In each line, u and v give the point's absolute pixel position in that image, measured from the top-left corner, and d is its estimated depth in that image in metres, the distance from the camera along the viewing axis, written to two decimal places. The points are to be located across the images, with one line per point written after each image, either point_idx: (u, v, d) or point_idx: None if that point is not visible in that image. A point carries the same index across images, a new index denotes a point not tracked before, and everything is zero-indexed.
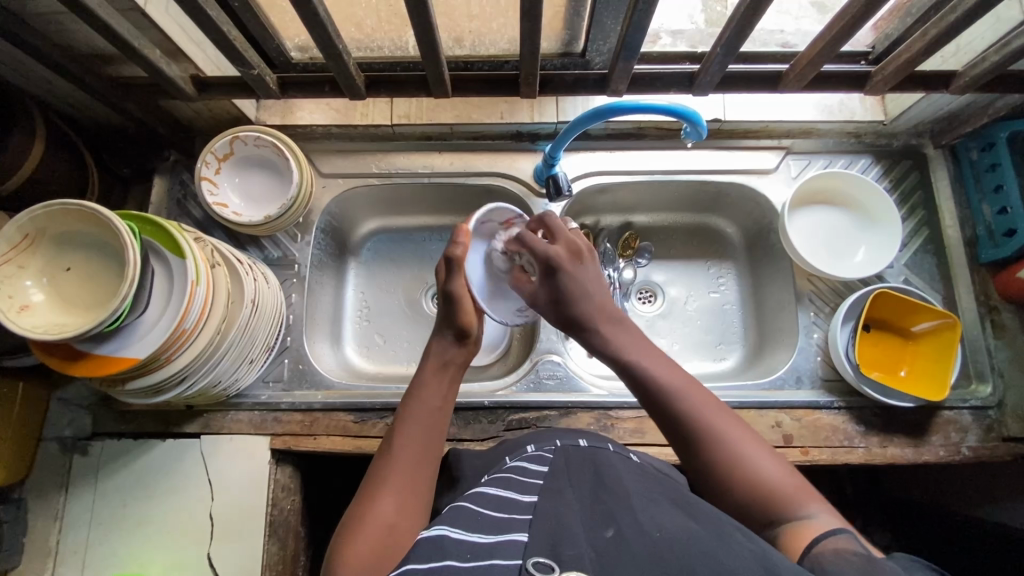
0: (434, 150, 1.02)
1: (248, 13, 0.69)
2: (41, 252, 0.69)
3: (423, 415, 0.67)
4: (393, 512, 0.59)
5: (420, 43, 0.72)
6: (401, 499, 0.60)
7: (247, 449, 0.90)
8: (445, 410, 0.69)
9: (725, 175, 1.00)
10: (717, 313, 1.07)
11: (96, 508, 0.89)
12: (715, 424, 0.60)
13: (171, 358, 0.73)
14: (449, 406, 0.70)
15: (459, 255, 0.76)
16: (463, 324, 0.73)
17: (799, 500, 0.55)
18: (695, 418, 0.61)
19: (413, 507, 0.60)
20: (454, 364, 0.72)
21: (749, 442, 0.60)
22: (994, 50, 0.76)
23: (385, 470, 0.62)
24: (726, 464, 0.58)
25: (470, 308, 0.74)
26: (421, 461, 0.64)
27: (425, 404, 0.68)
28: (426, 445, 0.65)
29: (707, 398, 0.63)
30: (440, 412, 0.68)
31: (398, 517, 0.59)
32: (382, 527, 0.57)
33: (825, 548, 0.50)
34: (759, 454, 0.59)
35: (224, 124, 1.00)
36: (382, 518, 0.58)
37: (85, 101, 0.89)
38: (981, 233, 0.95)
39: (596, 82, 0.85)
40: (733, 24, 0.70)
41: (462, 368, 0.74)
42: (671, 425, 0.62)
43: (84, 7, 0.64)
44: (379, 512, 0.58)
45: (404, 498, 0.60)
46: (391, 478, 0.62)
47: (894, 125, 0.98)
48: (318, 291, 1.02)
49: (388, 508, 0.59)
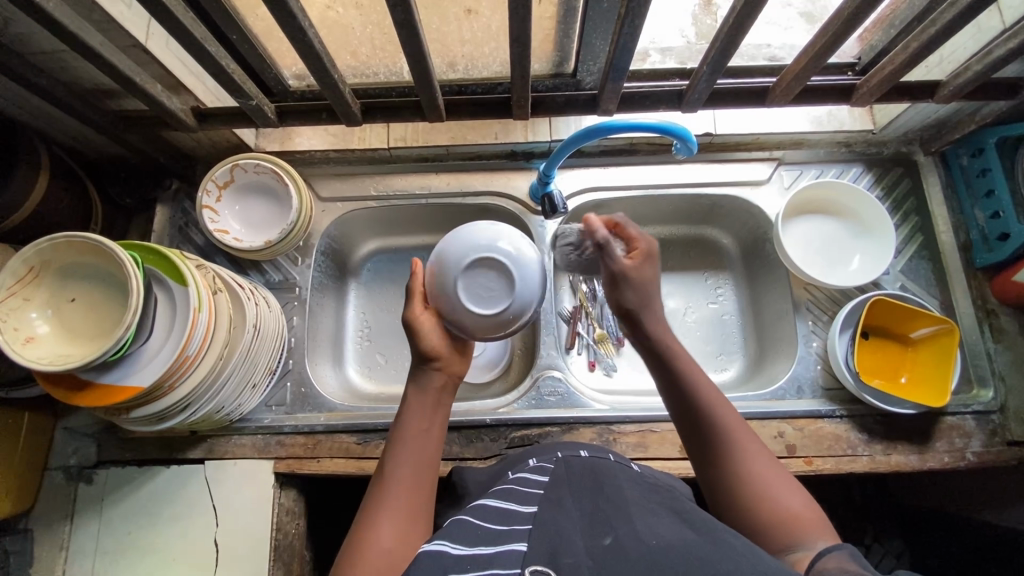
0: (431, 171, 1.04)
1: (247, 46, 0.71)
2: (46, 283, 0.71)
3: (413, 440, 0.66)
4: (389, 538, 0.59)
5: (414, 71, 0.74)
6: (398, 525, 0.60)
7: (250, 474, 0.90)
8: (434, 432, 0.68)
9: (718, 187, 1.01)
10: (716, 323, 1.08)
11: (100, 537, 0.89)
12: (738, 439, 0.63)
13: (174, 384, 0.73)
14: (437, 427, 0.69)
15: (415, 286, 0.73)
16: (427, 351, 0.69)
17: (807, 526, 0.56)
18: (722, 427, 0.63)
19: (409, 530, 0.61)
20: (438, 387, 0.70)
21: (768, 464, 0.61)
22: (977, 59, 0.77)
23: (379, 497, 0.62)
24: (739, 477, 0.61)
25: (432, 335, 0.70)
26: (411, 483, 0.64)
27: (414, 428, 0.67)
28: (415, 465, 0.65)
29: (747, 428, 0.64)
30: (429, 434, 0.67)
31: (395, 542, 0.59)
32: (382, 554, 0.57)
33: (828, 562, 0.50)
34: (780, 482, 0.60)
35: (225, 152, 1.02)
36: (380, 545, 0.58)
37: (88, 134, 0.91)
38: (975, 238, 0.95)
39: (586, 102, 0.86)
40: (718, 44, 0.72)
41: (446, 390, 0.71)
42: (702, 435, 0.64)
43: (87, 46, 0.66)
44: (376, 540, 0.58)
45: (401, 522, 0.61)
46: (384, 504, 0.62)
47: (883, 133, 0.99)
48: (319, 312, 1.03)
49: (385, 535, 0.59)
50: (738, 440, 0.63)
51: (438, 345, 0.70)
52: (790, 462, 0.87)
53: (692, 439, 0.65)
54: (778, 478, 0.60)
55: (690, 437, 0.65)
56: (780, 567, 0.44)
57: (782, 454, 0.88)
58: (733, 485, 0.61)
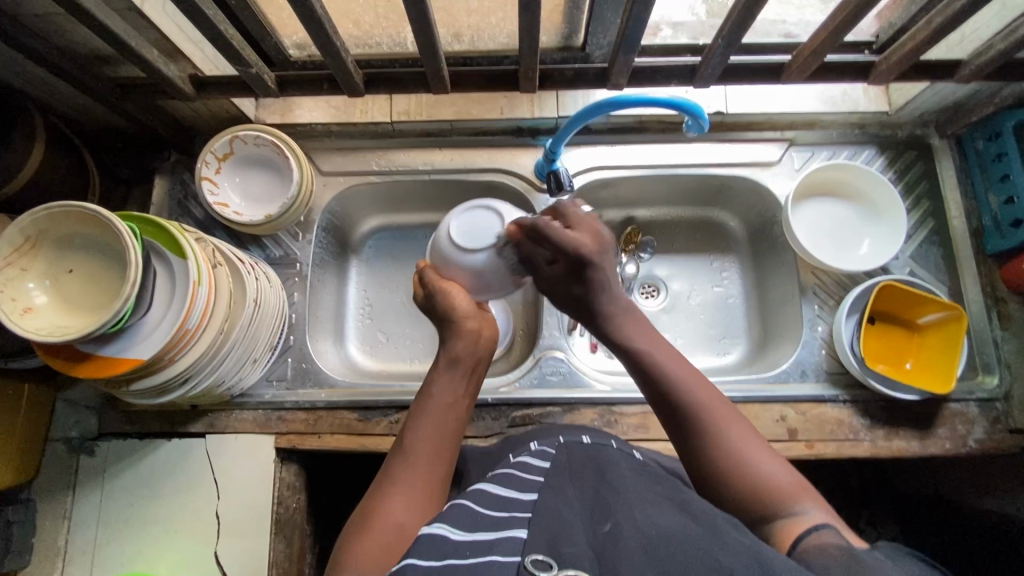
0: (434, 147, 1.02)
1: (246, 11, 0.69)
2: (44, 253, 0.70)
3: (436, 413, 0.67)
4: (402, 513, 0.58)
5: (419, 40, 0.72)
6: (410, 497, 0.60)
7: (252, 449, 0.90)
8: (459, 406, 0.69)
9: (728, 168, 0.99)
10: (720, 307, 1.07)
11: (103, 508, 0.89)
12: (718, 416, 0.61)
13: (173, 359, 0.73)
14: (464, 401, 0.70)
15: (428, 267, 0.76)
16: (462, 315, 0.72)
17: (793, 497, 0.56)
18: (688, 402, 0.62)
19: (422, 502, 0.60)
20: (469, 362, 0.71)
21: (747, 436, 0.61)
22: (1001, 37, 0.74)
23: (394, 470, 0.63)
24: (719, 460, 0.59)
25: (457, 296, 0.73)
26: (428, 463, 0.63)
27: (438, 401, 0.68)
28: (433, 442, 0.65)
29: (709, 389, 0.64)
30: (452, 408, 0.68)
31: (407, 515, 0.58)
32: (393, 525, 0.57)
33: (811, 544, 0.50)
34: (749, 449, 0.60)
35: (224, 124, 1.00)
36: (392, 518, 0.58)
37: (85, 101, 0.89)
38: (987, 224, 0.93)
39: (595, 76, 0.84)
40: (736, 16, 0.69)
41: (478, 363, 0.72)
42: (668, 409, 0.63)
43: (81, 7, 0.64)
44: (389, 512, 0.58)
45: (415, 499, 0.60)
46: (400, 480, 0.61)
47: (899, 115, 0.97)
48: (320, 289, 1.02)
49: (399, 507, 0.59)
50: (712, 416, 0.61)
51: (468, 309, 0.72)
52: (792, 446, 0.87)
53: (670, 425, 0.64)
54: (759, 449, 0.60)
55: (668, 425, 0.64)
56: (782, 558, 0.44)
57: (783, 437, 0.88)
58: (716, 466, 0.59)
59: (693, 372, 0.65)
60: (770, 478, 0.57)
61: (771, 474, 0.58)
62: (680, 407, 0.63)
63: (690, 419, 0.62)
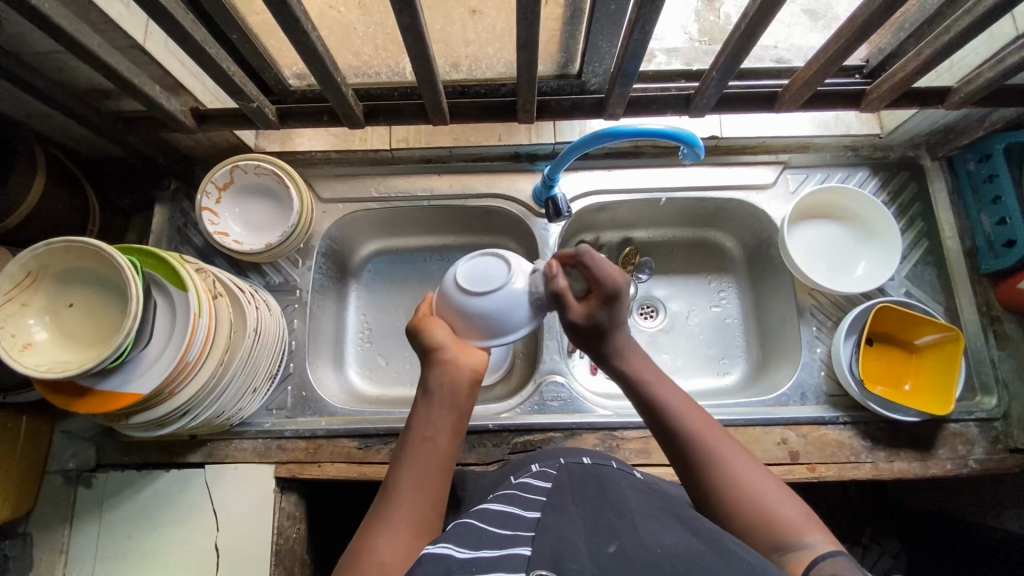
0: (434, 173, 1.03)
1: (248, 46, 0.70)
2: (45, 288, 0.69)
3: (424, 452, 0.62)
4: (388, 553, 0.54)
5: (418, 73, 0.73)
6: (398, 538, 0.56)
7: (252, 478, 0.89)
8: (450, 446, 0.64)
9: (725, 192, 1.00)
10: (718, 328, 1.07)
11: (100, 541, 0.88)
12: (714, 439, 0.61)
13: (174, 391, 0.72)
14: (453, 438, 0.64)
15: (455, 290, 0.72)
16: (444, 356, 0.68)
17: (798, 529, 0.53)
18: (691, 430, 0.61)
19: (413, 541, 0.56)
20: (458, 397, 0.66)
21: (750, 465, 0.59)
22: (989, 66, 0.76)
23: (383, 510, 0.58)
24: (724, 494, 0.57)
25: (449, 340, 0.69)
26: (414, 501, 0.59)
27: (426, 439, 0.63)
28: (421, 483, 0.60)
29: (708, 421, 0.63)
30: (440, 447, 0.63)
31: (395, 556, 0.54)
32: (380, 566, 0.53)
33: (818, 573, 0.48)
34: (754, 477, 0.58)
35: (223, 152, 1.00)
36: (378, 558, 0.54)
37: (86, 134, 0.90)
38: (981, 244, 0.95)
39: (593, 105, 0.85)
40: (730, 49, 0.70)
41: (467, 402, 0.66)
42: (670, 438, 0.63)
43: (84, 48, 0.64)
44: (375, 554, 0.54)
45: (405, 539, 0.56)
46: (387, 518, 0.57)
47: (890, 138, 0.99)
48: (320, 315, 1.02)
49: (386, 547, 0.55)
50: (714, 444, 0.60)
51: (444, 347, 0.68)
52: (794, 469, 0.87)
53: (676, 461, 0.62)
54: (764, 482, 0.58)
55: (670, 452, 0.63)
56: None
57: (785, 461, 0.88)
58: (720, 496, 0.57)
59: (693, 404, 0.65)
60: (775, 507, 0.55)
61: (779, 506, 0.55)
62: (678, 430, 0.62)
63: (692, 449, 0.61)
